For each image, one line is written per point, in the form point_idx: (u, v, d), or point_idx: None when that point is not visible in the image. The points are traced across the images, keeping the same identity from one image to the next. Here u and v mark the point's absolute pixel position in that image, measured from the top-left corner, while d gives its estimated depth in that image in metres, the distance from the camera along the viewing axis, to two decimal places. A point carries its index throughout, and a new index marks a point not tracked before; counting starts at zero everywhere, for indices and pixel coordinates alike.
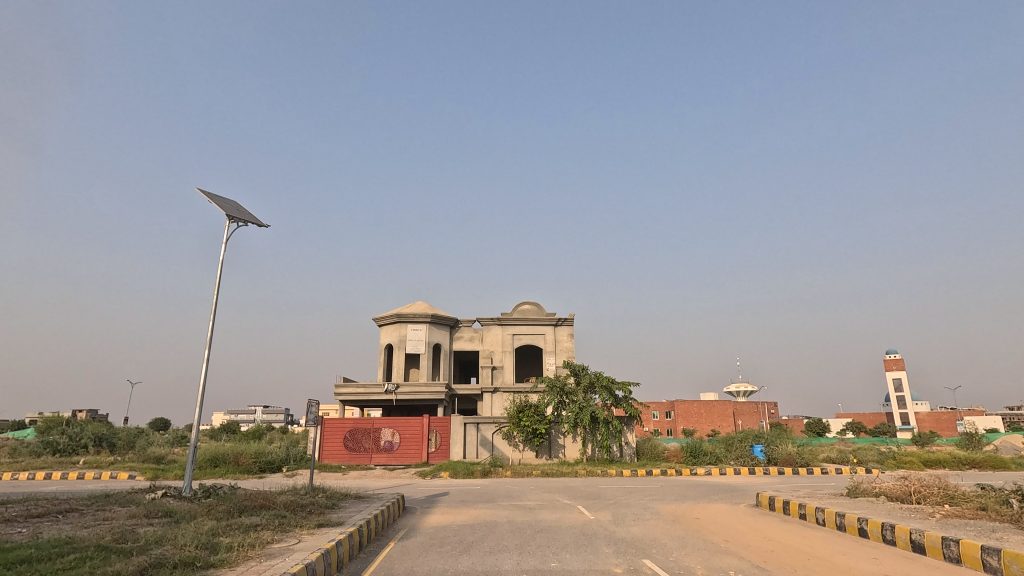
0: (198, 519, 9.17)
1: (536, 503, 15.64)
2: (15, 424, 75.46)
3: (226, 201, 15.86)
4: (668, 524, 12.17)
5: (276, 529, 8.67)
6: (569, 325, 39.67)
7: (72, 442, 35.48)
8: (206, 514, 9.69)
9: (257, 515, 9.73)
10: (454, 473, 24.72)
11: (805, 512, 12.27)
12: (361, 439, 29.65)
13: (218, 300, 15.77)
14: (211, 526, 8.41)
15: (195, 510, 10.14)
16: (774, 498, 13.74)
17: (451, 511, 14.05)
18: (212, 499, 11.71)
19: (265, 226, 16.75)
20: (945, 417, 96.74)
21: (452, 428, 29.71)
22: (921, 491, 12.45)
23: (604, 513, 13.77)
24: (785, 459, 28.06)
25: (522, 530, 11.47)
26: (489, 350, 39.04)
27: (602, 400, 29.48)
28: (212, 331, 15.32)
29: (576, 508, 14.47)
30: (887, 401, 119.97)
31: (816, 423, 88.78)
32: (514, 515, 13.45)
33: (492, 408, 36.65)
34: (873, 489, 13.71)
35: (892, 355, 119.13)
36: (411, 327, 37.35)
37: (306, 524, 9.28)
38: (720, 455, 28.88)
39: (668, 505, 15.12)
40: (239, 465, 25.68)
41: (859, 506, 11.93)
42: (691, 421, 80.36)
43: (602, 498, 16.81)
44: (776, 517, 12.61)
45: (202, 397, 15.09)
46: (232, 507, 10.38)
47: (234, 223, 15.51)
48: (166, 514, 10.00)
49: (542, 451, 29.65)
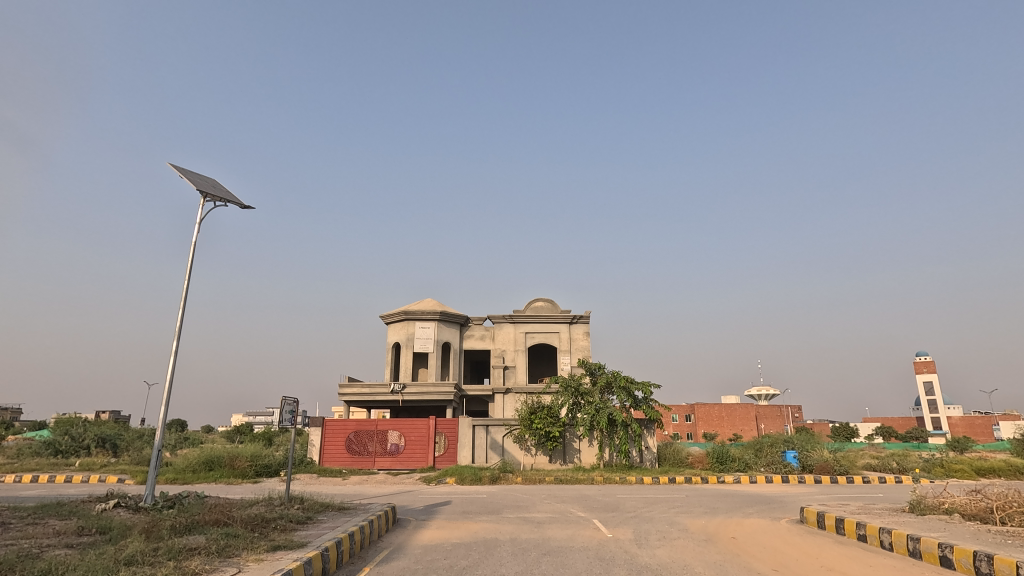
0: (129, 539, 7.57)
1: (545, 516, 13.80)
2: (33, 424, 76.87)
3: (201, 176, 14.40)
4: (700, 546, 10.26)
5: (214, 554, 6.99)
6: (585, 322, 37.74)
7: (74, 443, 34.57)
8: (144, 532, 8.10)
9: (203, 534, 8.05)
10: (461, 479, 22.98)
11: (865, 533, 10.30)
12: (365, 442, 28.07)
13: (189, 287, 14.04)
14: (132, 551, 6.74)
15: (137, 526, 8.60)
16: (824, 515, 11.73)
17: (448, 526, 12.29)
18: (171, 510, 10.25)
19: (247, 205, 15.26)
20: (980, 421, 92.34)
21: (460, 430, 27.92)
22: (1008, 510, 10.28)
23: (623, 529, 11.94)
24: (821, 467, 25.76)
25: (525, 553, 9.64)
26: (502, 349, 37.28)
27: (620, 401, 27.57)
28: (181, 318, 13.65)
29: (591, 523, 12.58)
30: (917, 405, 115.70)
31: (844, 427, 85.57)
32: (519, 532, 11.65)
33: (504, 410, 34.96)
34: (942, 504, 11.65)
35: (921, 358, 114.52)
36: (419, 325, 35.74)
37: (257, 547, 7.57)
38: (750, 462, 26.64)
39: (697, 519, 13.22)
40: (234, 469, 24.35)
41: (935, 528, 9.89)
42: (712, 425, 77.68)
43: (621, 510, 14.92)
44: (828, 538, 10.65)
45: (169, 394, 13.47)
46: (180, 523, 8.74)
47: (210, 201, 14.01)
48: (100, 531, 8.45)
49: (556, 455, 27.81)
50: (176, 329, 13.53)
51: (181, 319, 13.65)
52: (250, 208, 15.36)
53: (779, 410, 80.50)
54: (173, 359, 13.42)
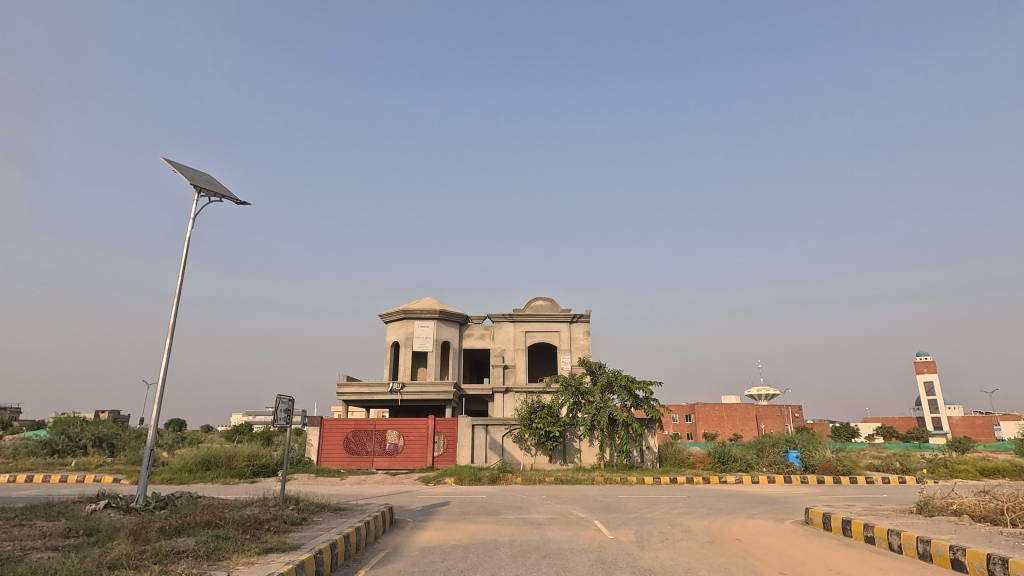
0: (116, 541, 7.32)
1: (546, 517, 13.56)
2: (30, 425, 76.62)
3: (195, 171, 14.16)
4: (704, 548, 10.04)
5: (202, 557, 6.74)
6: (585, 321, 37.51)
7: (71, 442, 34.32)
8: (132, 534, 7.85)
9: (193, 536, 7.80)
10: (460, 479, 22.76)
11: (874, 535, 10.07)
12: (364, 441, 27.83)
13: (182, 283, 13.80)
14: (117, 554, 6.50)
15: (126, 527, 8.35)
16: (830, 516, 11.49)
17: (446, 527, 12.05)
18: (164, 511, 10.01)
19: (242, 201, 15.04)
20: (980, 421, 92.11)
21: (460, 430, 27.68)
22: (1019, 511, 10.04)
23: (625, 530, 11.71)
24: (823, 467, 25.53)
25: (525, 555, 9.40)
26: (501, 348, 37.02)
27: (621, 401, 27.34)
28: (174, 314, 13.39)
29: (592, 525, 12.34)
30: (917, 405, 115.54)
31: (845, 427, 85.36)
32: (518, 533, 11.41)
33: (504, 409, 34.73)
34: (950, 505, 11.44)
35: (922, 358, 114.29)
36: (418, 324, 35.50)
37: (248, 549, 7.32)
38: (751, 462, 26.40)
39: (700, 521, 13.00)
40: (231, 469, 24.12)
41: (945, 529, 9.65)
42: (712, 425, 77.47)
43: (623, 511, 14.69)
44: (835, 540, 10.41)
45: (162, 392, 13.22)
46: (170, 524, 8.50)
47: (204, 195, 13.76)
48: (87, 532, 8.20)
49: (556, 455, 27.57)
50: (169, 326, 13.27)
51: (174, 316, 13.38)
52: (245, 203, 15.12)
53: (780, 410, 80.29)
54: (166, 357, 13.17)
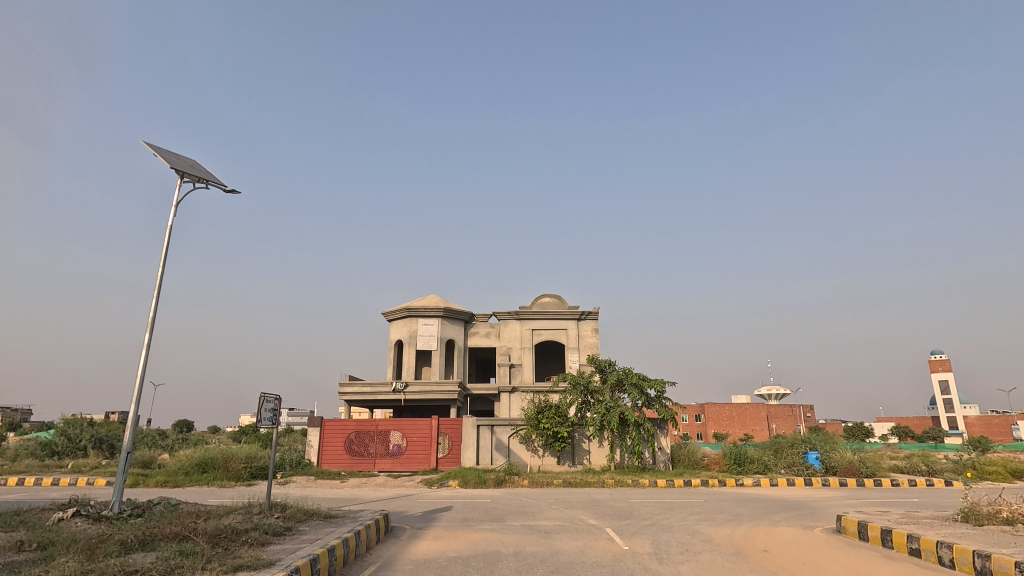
0: (60, 559, 6.39)
1: (554, 524, 12.59)
2: (39, 426, 76.94)
3: (177, 156, 13.33)
4: (730, 562, 9.03)
5: None
6: (594, 318, 36.59)
7: (71, 444, 33.75)
8: (83, 550, 6.90)
9: (153, 552, 6.87)
10: (464, 481, 21.82)
11: (920, 547, 9.03)
12: (366, 442, 26.98)
13: (164, 275, 13.01)
14: None
15: (81, 541, 7.42)
16: (866, 524, 10.44)
17: (445, 536, 11.11)
18: (134, 520, 9.13)
19: (230, 188, 14.26)
20: (996, 421, 89.93)
21: (465, 430, 26.76)
22: None
23: (640, 540, 10.71)
24: (845, 469, 24.38)
25: (531, 571, 8.41)
26: (507, 346, 35.99)
27: (632, 400, 26.30)
28: (154, 306, 12.59)
29: (604, 534, 11.34)
30: (932, 405, 113.27)
31: (860, 427, 83.50)
32: (524, 543, 10.45)
33: (510, 409, 33.77)
34: (1000, 513, 10.32)
35: (937, 355, 112.21)
36: (422, 322, 34.67)
37: (211, 568, 6.37)
38: (769, 464, 25.29)
39: (721, 529, 11.98)
40: (228, 471, 23.36)
41: (1004, 541, 8.56)
42: (723, 425, 76.25)
43: (636, 518, 13.68)
44: (876, 553, 9.36)
45: (140, 391, 12.34)
46: (133, 537, 7.57)
47: (189, 180, 12.97)
48: (41, 547, 7.31)
49: (565, 457, 26.56)
50: (149, 321, 12.48)
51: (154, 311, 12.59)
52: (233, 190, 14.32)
53: (791, 410, 78.76)
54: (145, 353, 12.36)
